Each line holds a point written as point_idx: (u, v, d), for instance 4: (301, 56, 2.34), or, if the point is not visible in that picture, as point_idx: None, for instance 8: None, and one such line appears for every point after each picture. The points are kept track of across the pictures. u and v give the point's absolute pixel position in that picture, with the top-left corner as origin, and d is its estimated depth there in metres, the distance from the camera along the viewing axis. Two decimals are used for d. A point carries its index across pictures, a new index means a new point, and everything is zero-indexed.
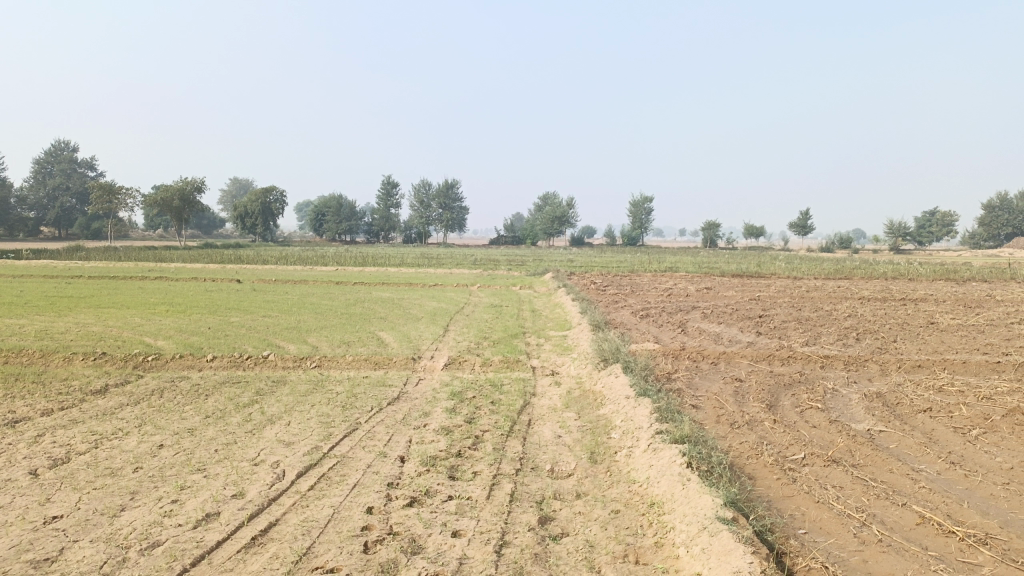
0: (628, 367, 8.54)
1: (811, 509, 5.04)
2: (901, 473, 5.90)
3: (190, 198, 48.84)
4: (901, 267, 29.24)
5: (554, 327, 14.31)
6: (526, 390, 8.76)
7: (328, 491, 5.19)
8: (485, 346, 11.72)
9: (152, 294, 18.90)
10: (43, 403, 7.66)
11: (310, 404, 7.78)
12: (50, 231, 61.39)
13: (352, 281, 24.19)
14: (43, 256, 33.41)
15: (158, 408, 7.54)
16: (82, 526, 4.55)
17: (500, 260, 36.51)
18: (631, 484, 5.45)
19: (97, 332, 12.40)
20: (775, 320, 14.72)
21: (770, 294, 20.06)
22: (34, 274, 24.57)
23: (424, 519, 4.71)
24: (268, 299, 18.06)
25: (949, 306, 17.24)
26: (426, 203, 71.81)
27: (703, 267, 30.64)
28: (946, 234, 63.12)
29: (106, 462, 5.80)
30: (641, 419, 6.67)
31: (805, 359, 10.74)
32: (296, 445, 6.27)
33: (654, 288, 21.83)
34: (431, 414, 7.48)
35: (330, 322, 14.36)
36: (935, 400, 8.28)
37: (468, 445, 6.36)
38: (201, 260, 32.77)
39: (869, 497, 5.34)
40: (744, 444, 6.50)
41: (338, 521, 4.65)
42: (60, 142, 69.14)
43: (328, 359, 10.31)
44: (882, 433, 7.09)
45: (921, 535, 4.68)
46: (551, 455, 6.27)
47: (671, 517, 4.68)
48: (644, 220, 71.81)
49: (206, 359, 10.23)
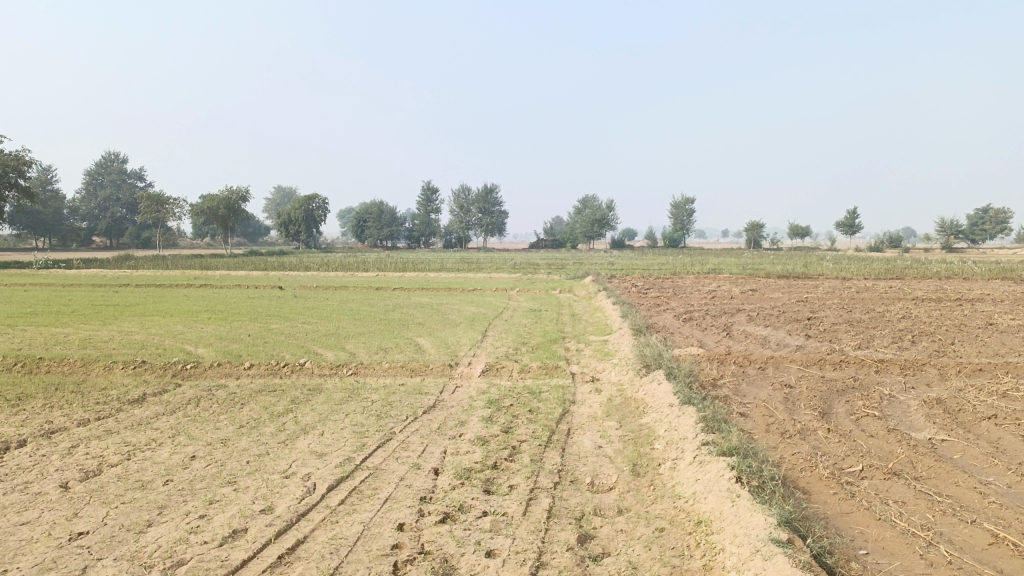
0: (672, 374, 8.20)
1: (872, 527, 4.69)
2: (967, 486, 5.49)
3: (235, 206, 49.50)
4: (954, 266, 28.21)
5: (595, 332, 14.02)
6: (566, 397, 8.49)
7: (358, 506, 4.99)
8: (524, 352, 11.48)
9: (195, 302, 19.10)
10: (80, 414, 7.65)
11: (345, 413, 7.62)
12: (101, 241, 62.97)
13: (391, 287, 24.14)
14: (93, 265, 34.10)
15: (192, 418, 7.46)
16: (107, 543, 4.43)
17: (540, 264, 36.08)
18: (676, 499, 5.16)
19: (139, 341, 12.46)
20: (824, 322, 14.19)
21: (818, 295, 19.43)
22: (83, 283, 25.03)
23: (457, 537, 4.48)
24: (308, 306, 18.07)
25: (1007, 306, 16.48)
26: (466, 208, 71.98)
27: (747, 269, 30.02)
28: (1001, 231, 61.12)
29: (137, 474, 5.70)
30: (686, 429, 6.35)
31: (859, 363, 10.26)
32: (329, 457, 6.10)
33: (698, 291, 21.32)
34: (466, 423, 7.27)
35: (368, 328, 14.25)
36: (1000, 407, 7.79)
37: (504, 457, 6.12)
38: (245, 267, 33.11)
39: (935, 513, 4.95)
40: (796, 455, 6.15)
41: (368, 538, 4.45)
42: (111, 154, 70.69)
43: (364, 367, 10.16)
44: (945, 442, 6.65)
45: (994, 556, 4.30)
46: (591, 468, 5.99)
47: (720, 537, 4.37)
48: (686, 222, 70.71)
49: (244, 367, 10.17)
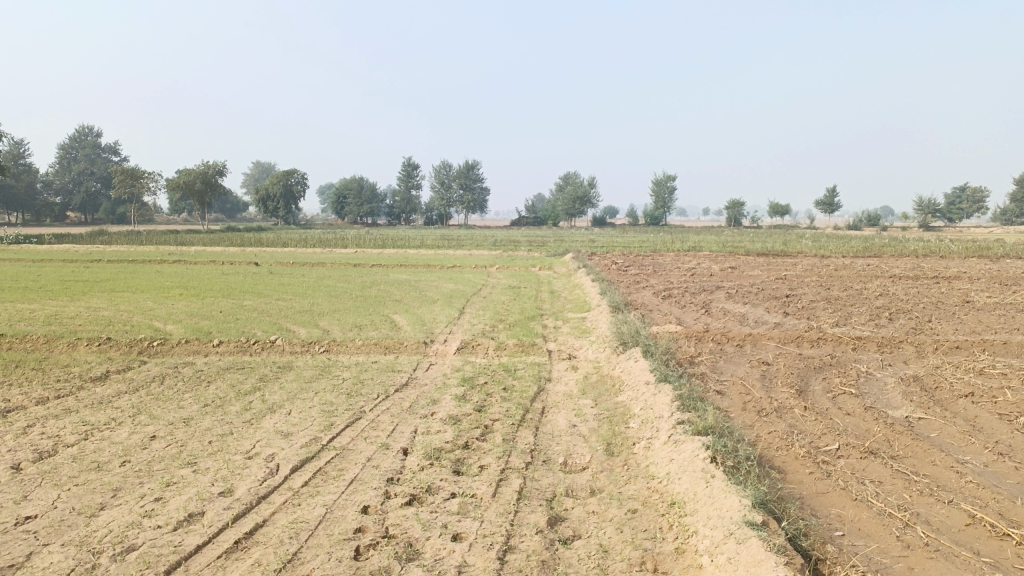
0: (648, 351, 8.08)
1: (848, 508, 4.60)
2: (944, 465, 5.42)
3: (213, 181, 48.61)
4: (931, 244, 28.32)
5: (573, 309, 13.89)
6: (541, 375, 8.36)
7: (322, 488, 4.82)
8: (501, 329, 11.32)
9: (168, 278, 18.72)
10: (39, 392, 7.39)
11: (314, 392, 7.42)
12: (76, 216, 61.95)
13: (369, 263, 23.82)
14: (66, 241, 33.31)
15: (155, 396, 7.23)
16: (55, 528, 4.23)
17: (520, 241, 35.91)
18: (650, 480, 5.03)
19: (106, 318, 12.13)
20: (802, 300, 14.15)
21: (796, 272, 19.41)
22: (54, 259, 24.43)
23: (422, 520, 4.33)
24: (283, 282, 17.75)
25: (983, 283, 16.53)
26: (447, 183, 71.45)
27: (728, 246, 30.07)
28: (977, 210, 61.79)
29: (93, 455, 5.49)
30: (662, 408, 6.22)
31: (836, 340, 10.21)
32: (294, 437, 5.92)
33: (678, 268, 21.24)
34: (439, 401, 7.11)
35: (343, 305, 13.99)
36: (976, 384, 7.76)
37: (476, 437, 5.97)
38: (220, 244, 32.53)
39: (912, 493, 4.87)
40: (772, 434, 6.06)
41: (331, 522, 4.28)
42: (84, 128, 69.02)
43: (336, 344, 9.94)
44: (922, 421, 6.59)
45: (972, 538, 4.22)
46: (564, 447, 5.86)
47: (694, 519, 4.24)
48: (667, 200, 70.53)
49: (212, 344, 9.91)
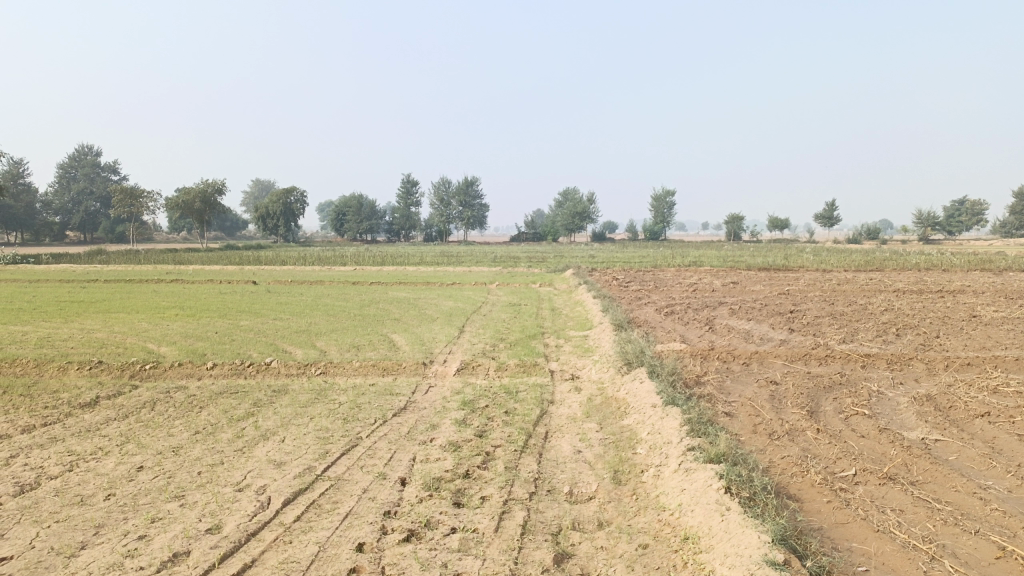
0: (654, 372, 7.84)
1: (870, 540, 4.35)
2: (967, 492, 5.18)
3: (211, 200, 48.45)
4: (932, 257, 28.11)
5: (574, 327, 13.65)
6: (544, 397, 8.12)
7: (316, 523, 4.58)
8: (502, 348, 11.07)
9: (164, 298, 18.50)
10: (25, 419, 7.14)
11: (308, 418, 7.17)
12: (75, 235, 61.76)
13: (368, 281, 23.60)
14: (63, 261, 33.03)
15: (145, 424, 6.99)
16: (32, 570, 3.98)
17: (520, 258, 35.66)
18: (661, 512, 4.78)
19: (99, 340, 11.88)
20: (807, 315, 13.93)
21: (799, 287, 19.25)
22: (50, 279, 24.20)
23: (421, 559, 4.08)
24: (281, 301, 17.53)
25: (989, 298, 16.32)
26: (446, 201, 71.41)
27: (729, 261, 29.86)
28: (977, 223, 61.65)
29: (76, 488, 5.25)
30: (670, 433, 5.97)
31: (844, 358, 9.97)
32: (287, 466, 5.67)
33: (679, 284, 20.99)
34: (438, 426, 6.86)
35: (341, 324, 13.75)
36: (992, 403, 7.51)
37: (477, 465, 5.72)
38: (220, 262, 32.30)
39: (936, 523, 4.62)
40: (785, 459, 5.81)
41: (323, 561, 4.03)
42: (83, 147, 69.16)
43: (333, 366, 9.69)
44: (939, 443, 6.35)
45: (1003, 572, 3.97)
46: (570, 475, 5.61)
47: (710, 557, 3.99)
48: (666, 214, 70.42)
49: (206, 367, 9.67)
